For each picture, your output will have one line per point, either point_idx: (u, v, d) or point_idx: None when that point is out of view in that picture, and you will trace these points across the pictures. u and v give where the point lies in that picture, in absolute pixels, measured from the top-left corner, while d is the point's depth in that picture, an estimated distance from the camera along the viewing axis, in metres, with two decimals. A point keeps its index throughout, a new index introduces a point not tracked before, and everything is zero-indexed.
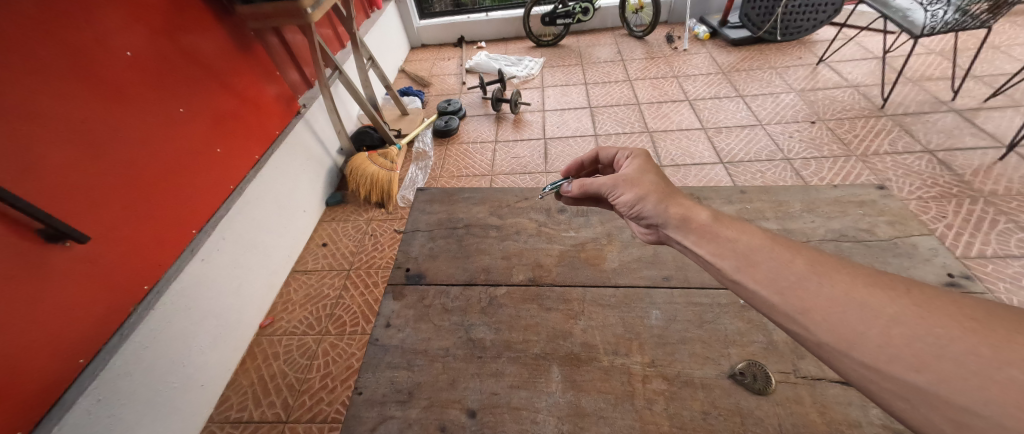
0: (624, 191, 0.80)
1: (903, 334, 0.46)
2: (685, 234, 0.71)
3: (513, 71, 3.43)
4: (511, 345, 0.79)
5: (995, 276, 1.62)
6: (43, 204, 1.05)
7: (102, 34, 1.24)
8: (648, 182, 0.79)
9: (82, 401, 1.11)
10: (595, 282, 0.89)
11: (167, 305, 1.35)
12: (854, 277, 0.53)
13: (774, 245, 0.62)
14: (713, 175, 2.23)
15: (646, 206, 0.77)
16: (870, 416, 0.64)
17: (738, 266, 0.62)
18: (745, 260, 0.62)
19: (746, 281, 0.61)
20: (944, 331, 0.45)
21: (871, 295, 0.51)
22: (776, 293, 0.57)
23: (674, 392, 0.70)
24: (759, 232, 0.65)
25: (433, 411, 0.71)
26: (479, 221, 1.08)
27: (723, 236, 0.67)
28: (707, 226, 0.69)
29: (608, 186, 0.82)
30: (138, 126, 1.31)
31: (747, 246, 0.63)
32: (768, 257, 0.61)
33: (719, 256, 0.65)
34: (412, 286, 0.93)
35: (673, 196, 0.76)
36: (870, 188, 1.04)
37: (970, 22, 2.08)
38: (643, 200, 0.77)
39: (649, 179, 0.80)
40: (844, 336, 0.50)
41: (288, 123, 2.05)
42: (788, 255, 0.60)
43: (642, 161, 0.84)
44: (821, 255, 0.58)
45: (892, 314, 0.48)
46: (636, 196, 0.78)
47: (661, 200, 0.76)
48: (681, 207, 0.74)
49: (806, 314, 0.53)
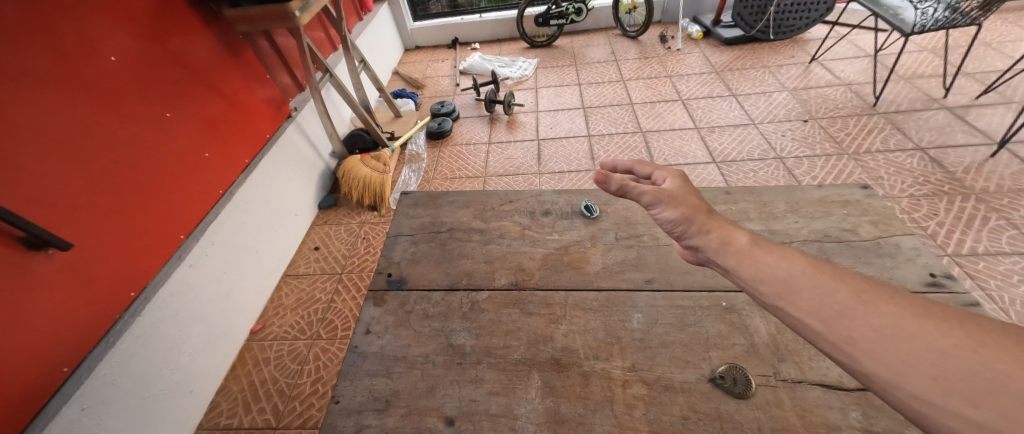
0: (668, 208, 0.71)
1: (959, 368, 0.41)
2: (724, 257, 0.65)
3: (507, 72, 3.42)
4: (491, 350, 0.78)
5: (987, 273, 1.62)
6: (26, 211, 1.04)
7: (86, 39, 1.23)
8: (693, 201, 0.73)
9: (66, 411, 1.10)
10: (578, 286, 0.88)
11: (153, 312, 1.34)
12: (902, 307, 0.49)
13: (816, 272, 0.56)
14: (706, 175, 2.23)
15: (692, 226, 0.69)
16: (849, 419, 0.63)
17: (779, 293, 0.57)
18: (786, 287, 0.57)
19: (787, 307, 0.56)
20: (1004, 365, 0.39)
21: (921, 325, 0.46)
22: (819, 322, 0.52)
23: (654, 397, 0.69)
24: (798, 257, 0.60)
25: (411, 419, 0.70)
26: (462, 224, 1.07)
27: (761, 261, 0.61)
28: (745, 250, 0.63)
29: (650, 197, 0.72)
30: (123, 130, 1.30)
31: (788, 276, 0.58)
32: (810, 285, 0.56)
33: (760, 282, 0.60)
34: (394, 292, 0.92)
35: (714, 218, 0.70)
36: (855, 188, 1.04)
37: (959, 20, 2.08)
38: (685, 221, 0.70)
39: (692, 203, 0.72)
40: (890, 367, 0.45)
41: (278, 127, 2.05)
42: (832, 283, 0.54)
43: (680, 184, 0.77)
44: (868, 284, 0.53)
45: (943, 347, 0.43)
46: (683, 215, 0.70)
47: (700, 223, 0.69)
48: (721, 230, 0.68)
49: (851, 343, 0.49)
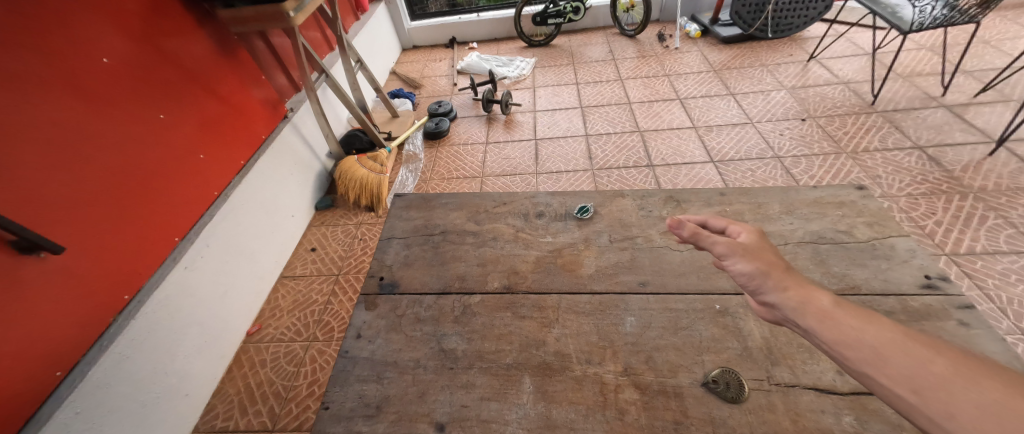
0: (742, 261, 0.68)
1: None
2: (804, 317, 0.60)
3: (504, 71, 3.41)
4: (483, 355, 0.78)
5: (985, 272, 1.62)
6: (18, 214, 1.03)
7: (78, 40, 1.22)
8: (771, 257, 0.68)
9: (59, 415, 1.09)
10: (571, 289, 0.88)
11: (148, 314, 1.34)
12: (1008, 383, 0.44)
13: (907, 340, 0.52)
14: (703, 175, 2.22)
15: (767, 281, 0.65)
16: (842, 423, 0.63)
17: (866, 360, 0.53)
18: (875, 354, 0.53)
19: (878, 375, 0.51)
20: None
21: None
22: (913, 393, 0.48)
23: (647, 402, 0.68)
24: (888, 323, 0.55)
25: (401, 425, 0.70)
26: (455, 227, 1.06)
27: (846, 324, 0.56)
28: (827, 310, 0.59)
29: (722, 248, 0.70)
30: (116, 132, 1.29)
31: (877, 344, 0.53)
32: (903, 354, 0.51)
33: (842, 345, 0.55)
34: (385, 296, 0.92)
35: (794, 276, 0.65)
36: (851, 189, 1.03)
37: (958, 17, 2.07)
38: (761, 276, 0.65)
39: (769, 260, 0.68)
40: None
41: (274, 128, 2.04)
42: (926, 353, 0.50)
43: (758, 239, 0.72)
44: (971, 357, 0.48)
45: None
46: (758, 269, 0.66)
47: (777, 280, 0.64)
48: (800, 289, 0.63)
49: (952, 420, 0.44)
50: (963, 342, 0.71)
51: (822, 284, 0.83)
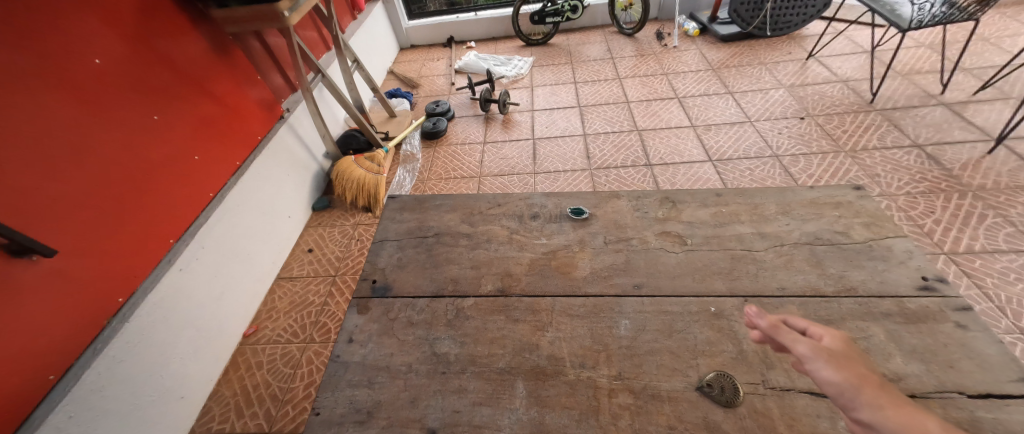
0: (830, 368, 0.58)
1: None
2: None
3: (502, 71, 3.40)
4: (475, 359, 0.77)
5: (983, 272, 1.61)
6: (9, 217, 1.02)
7: (70, 41, 1.21)
8: (864, 368, 0.59)
9: (52, 419, 1.08)
10: (565, 292, 0.87)
11: (142, 317, 1.33)
12: None
13: None
14: (702, 174, 2.21)
15: (861, 397, 0.55)
16: (838, 428, 0.62)
17: None
18: None
19: None
20: None
21: None
22: None
23: (640, 406, 0.68)
24: None
25: (392, 430, 0.69)
26: (449, 228, 1.05)
27: None
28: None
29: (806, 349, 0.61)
30: (109, 133, 1.28)
31: None
32: None
33: None
34: (378, 299, 0.91)
35: (893, 394, 0.55)
36: (847, 189, 1.03)
37: (958, 15, 2.06)
38: (853, 390, 0.56)
39: (862, 373, 0.58)
40: None
41: (270, 128, 2.03)
42: None
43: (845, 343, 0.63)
44: None
45: None
46: (850, 382, 0.57)
47: (872, 397, 0.55)
48: (902, 411, 0.53)
49: None
50: (959, 345, 0.70)
51: (818, 285, 0.83)
